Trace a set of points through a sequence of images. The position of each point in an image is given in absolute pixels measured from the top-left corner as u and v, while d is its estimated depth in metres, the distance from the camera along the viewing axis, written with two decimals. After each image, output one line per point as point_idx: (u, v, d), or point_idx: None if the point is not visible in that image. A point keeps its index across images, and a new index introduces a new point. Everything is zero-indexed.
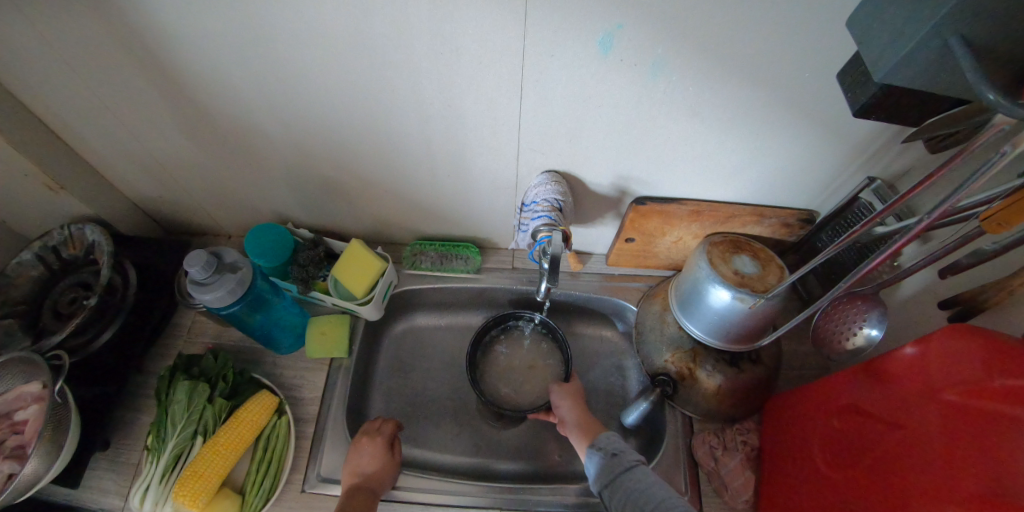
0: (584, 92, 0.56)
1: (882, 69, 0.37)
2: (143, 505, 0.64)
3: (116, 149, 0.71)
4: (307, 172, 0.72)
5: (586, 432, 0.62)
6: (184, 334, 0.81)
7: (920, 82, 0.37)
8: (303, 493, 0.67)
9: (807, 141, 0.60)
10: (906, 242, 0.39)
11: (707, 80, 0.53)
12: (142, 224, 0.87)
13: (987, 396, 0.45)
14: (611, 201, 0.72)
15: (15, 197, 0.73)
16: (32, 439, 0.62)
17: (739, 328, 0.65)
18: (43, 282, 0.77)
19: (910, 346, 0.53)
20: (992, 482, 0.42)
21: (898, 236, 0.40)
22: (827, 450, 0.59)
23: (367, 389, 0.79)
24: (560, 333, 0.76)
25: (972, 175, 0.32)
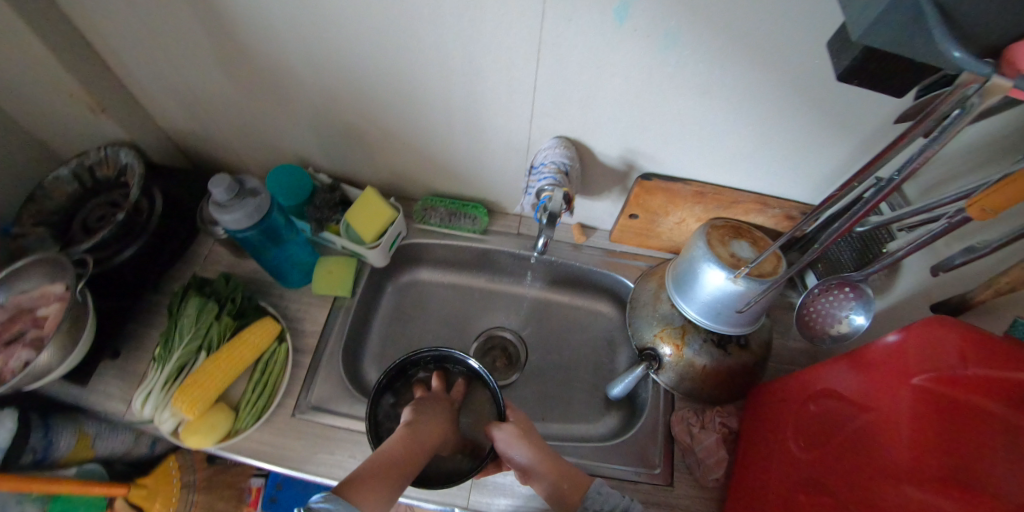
0: (598, 59, 0.58)
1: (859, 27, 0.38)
2: (144, 408, 0.67)
3: (156, 79, 0.75)
4: (332, 117, 0.75)
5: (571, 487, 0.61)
6: (201, 261, 0.85)
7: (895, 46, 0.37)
8: (292, 418, 0.70)
9: (815, 133, 0.61)
10: (881, 200, 0.43)
11: (718, 58, 0.54)
12: (172, 155, 0.92)
13: (961, 384, 0.46)
14: (618, 174, 0.74)
15: (60, 113, 0.78)
16: (51, 332, 0.67)
17: (730, 310, 0.66)
18: (77, 198, 0.81)
19: (891, 334, 0.53)
20: (961, 468, 0.42)
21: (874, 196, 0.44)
22: (801, 433, 0.60)
23: (365, 331, 0.83)
24: (491, 384, 0.65)
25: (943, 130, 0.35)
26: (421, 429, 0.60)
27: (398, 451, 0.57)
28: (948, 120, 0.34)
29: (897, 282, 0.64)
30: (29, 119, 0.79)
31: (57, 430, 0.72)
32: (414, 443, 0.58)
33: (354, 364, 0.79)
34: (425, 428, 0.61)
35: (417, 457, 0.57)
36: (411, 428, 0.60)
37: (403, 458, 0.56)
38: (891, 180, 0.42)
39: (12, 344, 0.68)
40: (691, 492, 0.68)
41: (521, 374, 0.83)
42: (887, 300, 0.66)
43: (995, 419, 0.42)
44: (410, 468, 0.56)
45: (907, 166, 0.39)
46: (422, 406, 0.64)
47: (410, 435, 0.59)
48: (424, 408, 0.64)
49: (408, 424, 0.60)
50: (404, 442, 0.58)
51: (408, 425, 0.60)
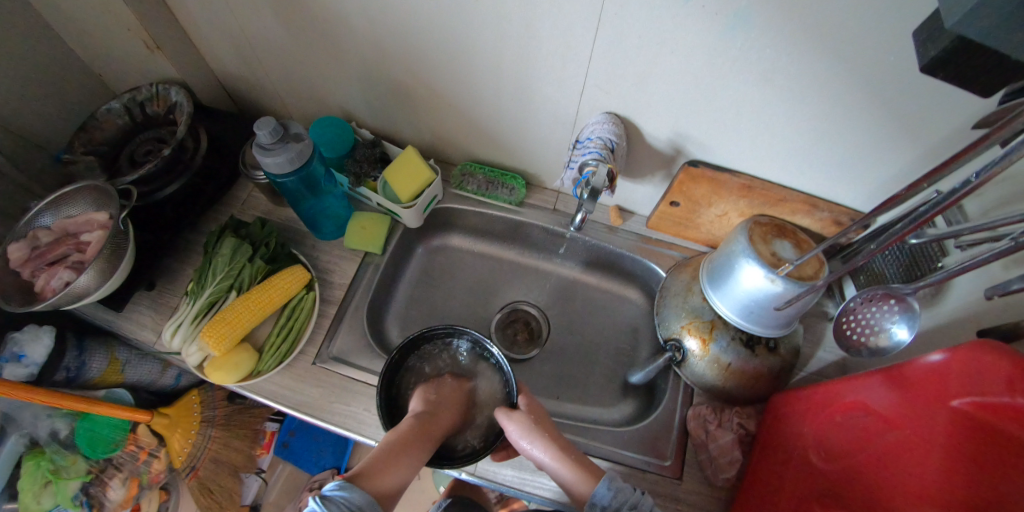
0: (659, 34, 0.55)
1: (955, 14, 0.34)
2: (173, 339, 0.70)
3: (208, 20, 0.75)
4: (380, 72, 0.74)
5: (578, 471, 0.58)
6: (238, 205, 0.87)
7: (993, 41, 0.33)
8: (313, 366, 0.72)
9: (883, 136, 0.57)
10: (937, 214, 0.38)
11: (787, 45, 0.51)
12: (220, 97, 0.92)
13: (1008, 413, 0.41)
14: (664, 158, 0.72)
15: (116, 46, 0.79)
16: (92, 257, 0.68)
17: (764, 311, 0.64)
18: (126, 131, 0.83)
19: (935, 352, 0.49)
20: (991, 501, 0.40)
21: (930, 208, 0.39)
22: (821, 442, 0.57)
23: (391, 291, 0.84)
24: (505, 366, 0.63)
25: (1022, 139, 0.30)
26: (433, 417, 0.60)
27: (410, 437, 0.57)
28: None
29: (945, 300, 0.61)
30: (86, 48, 0.81)
31: (90, 352, 0.74)
32: (426, 429, 0.58)
33: (377, 321, 0.80)
34: (436, 416, 0.60)
35: (428, 443, 0.57)
36: (423, 415, 0.59)
37: (414, 444, 0.56)
38: (959, 188, 0.36)
39: (55, 264, 0.69)
40: (699, 489, 0.67)
41: (540, 351, 0.84)
42: (933, 319, 0.63)
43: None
44: (421, 454, 0.56)
45: (984, 168, 0.33)
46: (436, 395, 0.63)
47: (421, 423, 0.58)
48: (437, 396, 0.62)
49: (420, 411, 0.60)
50: (415, 429, 0.57)
51: (420, 413, 0.59)
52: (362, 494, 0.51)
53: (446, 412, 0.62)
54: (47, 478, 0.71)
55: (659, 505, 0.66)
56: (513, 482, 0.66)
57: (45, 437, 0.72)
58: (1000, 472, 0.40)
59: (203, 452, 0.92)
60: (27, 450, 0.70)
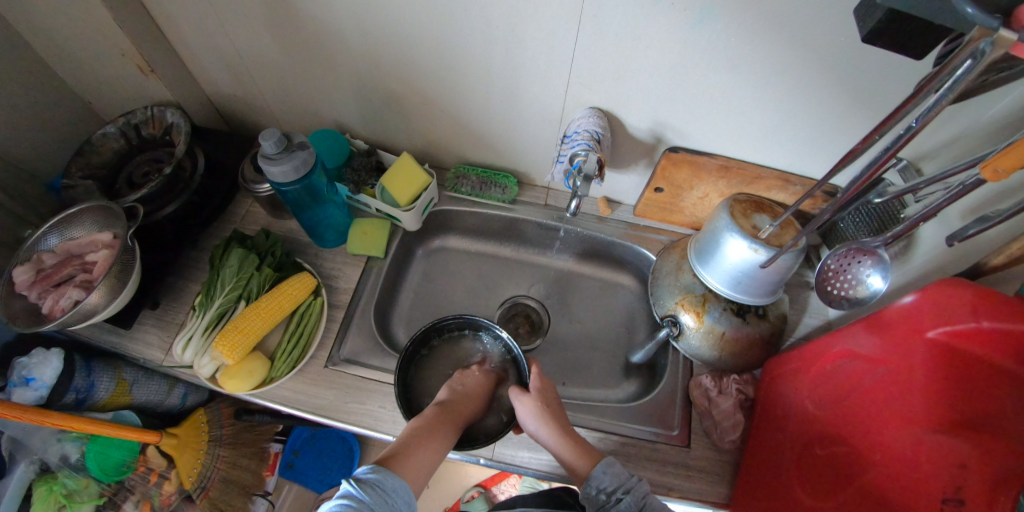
0: (635, 30, 0.60)
1: None
2: (184, 353, 0.70)
3: (204, 42, 0.78)
4: (375, 83, 0.78)
5: (580, 452, 0.60)
6: (239, 219, 0.88)
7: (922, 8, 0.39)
8: (325, 369, 0.73)
9: (841, 111, 0.63)
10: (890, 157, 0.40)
11: (750, 32, 0.57)
12: (212, 118, 0.95)
13: (978, 338, 0.46)
14: (646, 146, 0.77)
15: (112, 71, 0.81)
16: (100, 275, 0.69)
17: (751, 280, 0.68)
18: (122, 154, 0.84)
19: (908, 295, 0.54)
20: (978, 412, 0.44)
21: (882, 153, 0.41)
22: (814, 393, 0.61)
23: (395, 293, 0.87)
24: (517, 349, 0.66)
25: (952, 81, 0.34)
26: (455, 405, 0.62)
27: (435, 423, 0.59)
28: (958, 72, 0.33)
29: (912, 257, 0.67)
30: (80, 76, 0.83)
31: (98, 373, 0.74)
32: (449, 416, 0.60)
33: (384, 322, 0.83)
34: (458, 402, 0.62)
35: (453, 428, 0.59)
36: (445, 404, 0.62)
37: (440, 429, 0.58)
38: (901, 134, 0.39)
39: (62, 285, 0.70)
40: (707, 454, 0.71)
41: (543, 340, 0.87)
42: (904, 276, 0.68)
43: (1012, 374, 0.43)
44: (447, 438, 0.58)
45: (921, 114, 0.36)
46: (456, 383, 0.65)
47: (444, 411, 0.61)
48: (457, 384, 0.64)
49: (441, 401, 0.62)
50: (438, 416, 0.60)
51: (442, 402, 0.62)
52: (394, 477, 0.52)
53: (468, 396, 0.63)
54: (60, 503, 0.72)
55: (671, 472, 0.69)
56: (531, 464, 0.68)
57: (56, 462, 0.74)
58: (981, 390, 0.45)
59: (213, 471, 0.91)
60: (37, 476, 0.72)
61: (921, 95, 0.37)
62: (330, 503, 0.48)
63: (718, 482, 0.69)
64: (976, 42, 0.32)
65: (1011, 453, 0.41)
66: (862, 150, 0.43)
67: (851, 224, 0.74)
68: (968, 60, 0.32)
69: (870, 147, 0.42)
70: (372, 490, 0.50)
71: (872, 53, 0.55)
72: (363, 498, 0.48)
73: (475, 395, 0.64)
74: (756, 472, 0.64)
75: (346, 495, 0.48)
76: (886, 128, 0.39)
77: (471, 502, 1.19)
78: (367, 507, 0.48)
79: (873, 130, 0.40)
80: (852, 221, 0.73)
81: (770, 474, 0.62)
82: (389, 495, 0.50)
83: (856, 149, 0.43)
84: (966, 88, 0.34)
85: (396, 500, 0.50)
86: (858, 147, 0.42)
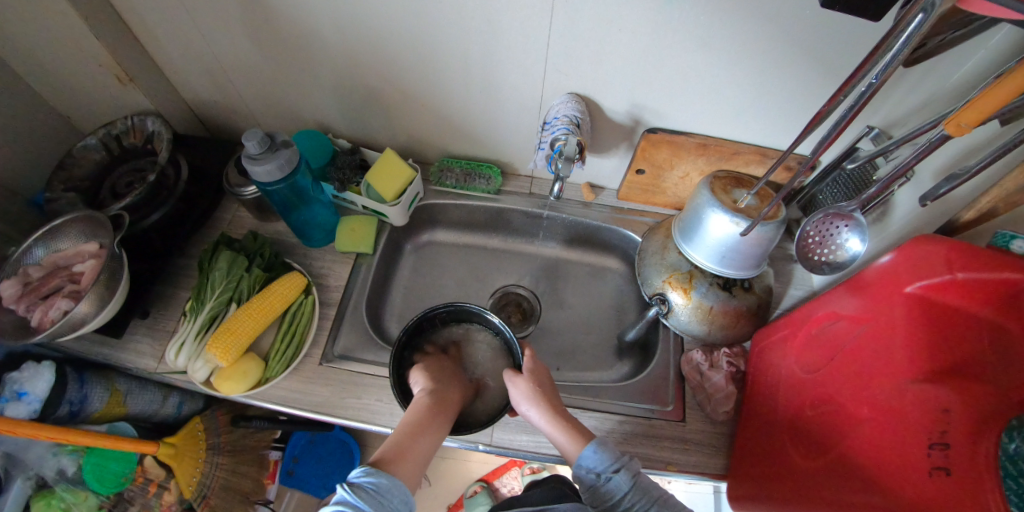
0: (607, 14, 0.61)
1: None
2: (177, 359, 0.70)
3: (181, 49, 0.78)
4: (355, 81, 0.79)
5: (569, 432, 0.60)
6: (226, 224, 0.89)
7: None
8: (321, 366, 0.74)
9: (811, 83, 0.64)
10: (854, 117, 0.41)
11: (719, 10, 0.58)
12: (194, 125, 0.95)
13: (953, 288, 0.47)
14: (625, 129, 0.78)
15: (89, 83, 0.81)
16: (88, 285, 0.68)
17: (736, 254, 0.69)
18: (104, 166, 0.84)
19: (886, 255, 0.54)
20: (961, 359, 0.45)
21: (846, 114, 0.42)
22: (804, 358, 0.61)
23: (385, 289, 0.89)
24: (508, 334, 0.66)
25: (907, 35, 0.35)
26: (442, 393, 0.61)
27: (425, 417, 0.59)
28: (911, 26, 0.34)
29: (889, 222, 0.69)
30: (57, 89, 0.83)
31: (91, 384, 0.73)
32: (439, 407, 0.60)
33: (376, 317, 0.84)
34: (445, 391, 0.61)
35: (443, 420, 0.60)
36: (431, 392, 0.61)
37: (432, 423, 0.59)
38: (863, 92, 0.40)
39: (50, 296, 0.69)
40: (702, 428, 0.72)
41: (535, 327, 0.89)
42: (883, 241, 0.70)
43: (986, 322, 0.45)
44: (438, 430, 0.59)
45: (880, 71, 0.38)
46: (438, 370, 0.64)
47: (432, 402, 0.60)
48: (439, 372, 0.64)
49: (428, 390, 0.61)
50: (428, 409, 0.59)
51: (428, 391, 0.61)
52: (388, 478, 0.52)
53: (453, 384, 0.63)
54: None
55: (668, 447, 0.70)
56: (529, 446, 0.69)
57: (53, 476, 0.73)
58: (962, 338, 0.46)
59: (213, 479, 0.91)
60: (35, 492, 0.72)
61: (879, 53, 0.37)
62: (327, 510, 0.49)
63: (714, 453, 0.70)
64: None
65: (994, 396, 0.41)
66: (827, 112, 0.44)
67: (829, 194, 0.76)
68: (919, 14, 0.33)
69: (835, 109, 0.43)
70: (368, 495, 0.50)
71: (836, 24, 0.56)
72: (359, 504, 0.49)
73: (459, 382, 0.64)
74: (752, 441, 0.65)
75: (342, 501, 0.49)
76: (847, 89, 0.41)
77: (474, 497, 1.19)
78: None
79: (836, 91, 0.41)
80: (830, 191, 0.76)
81: (765, 441, 0.63)
82: (385, 496, 0.51)
83: (822, 112, 0.44)
84: (919, 42, 0.35)
85: (391, 501, 0.51)
86: (824, 110, 0.44)
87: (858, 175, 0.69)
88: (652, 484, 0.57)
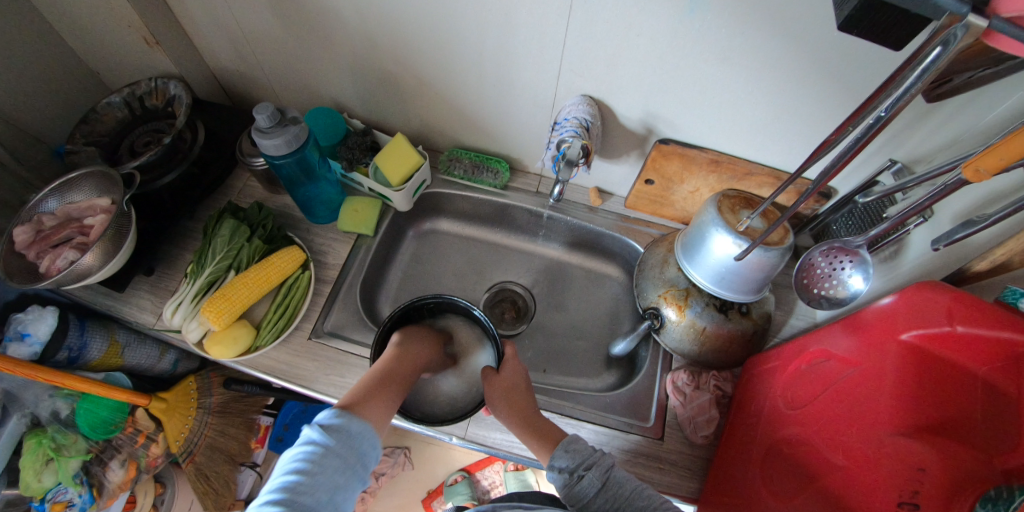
0: (626, 20, 0.60)
1: None
2: (173, 317, 0.72)
3: (208, 18, 0.79)
4: (373, 65, 0.79)
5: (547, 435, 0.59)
6: (235, 192, 0.90)
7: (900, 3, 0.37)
8: (308, 341, 0.75)
9: (832, 110, 0.62)
10: (858, 151, 0.40)
11: (739, 24, 0.56)
12: (215, 92, 0.97)
13: (950, 342, 0.45)
14: (637, 137, 0.77)
15: (119, 43, 0.83)
16: (95, 238, 0.71)
17: (737, 277, 0.66)
18: (125, 124, 0.86)
19: (887, 296, 0.52)
20: (945, 417, 0.43)
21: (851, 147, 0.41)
22: (786, 392, 0.60)
23: (383, 272, 0.90)
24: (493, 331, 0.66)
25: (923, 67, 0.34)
26: (411, 347, 0.61)
27: (391, 369, 0.58)
28: (927, 59, 0.33)
29: (900, 262, 0.66)
30: (85, 43, 0.85)
31: (91, 333, 0.76)
32: (405, 362, 0.59)
33: (369, 299, 0.85)
34: (413, 347, 0.61)
35: (412, 371, 0.60)
36: (401, 346, 0.61)
37: (398, 375, 0.58)
38: (870, 126, 0.38)
39: (59, 246, 0.72)
40: (679, 448, 0.71)
41: (527, 326, 0.89)
42: (891, 280, 0.67)
43: (980, 381, 0.42)
44: (406, 382, 0.58)
45: (892, 103, 0.36)
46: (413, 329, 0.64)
47: (401, 355, 0.60)
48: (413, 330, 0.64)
49: (397, 344, 0.61)
50: (396, 361, 0.59)
51: (398, 343, 0.61)
52: (357, 420, 0.52)
53: (425, 342, 0.63)
54: (48, 456, 0.76)
55: (642, 463, 0.69)
56: (502, 445, 0.69)
57: (47, 417, 0.77)
58: (950, 396, 0.44)
59: (199, 437, 0.96)
60: (28, 430, 0.76)
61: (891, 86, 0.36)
62: (296, 449, 0.49)
63: (688, 475, 0.69)
64: (947, 27, 0.31)
65: (978, 461, 0.39)
66: (834, 141, 0.42)
67: (843, 226, 0.74)
68: (939, 46, 0.32)
69: (842, 139, 0.42)
70: (336, 435, 0.50)
71: (861, 53, 0.54)
72: (327, 443, 0.49)
73: (431, 340, 0.65)
74: (725, 469, 0.64)
75: (311, 441, 0.49)
76: (855, 120, 0.39)
77: (454, 486, 1.20)
78: (331, 454, 0.48)
79: (844, 121, 0.40)
80: (844, 222, 0.73)
81: (736, 469, 0.62)
82: (354, 439, 0.50)
83: (828, 140, 0.43)
84: (936, 76, 0.34)
85: (362, 444, 0.51)
86: (830, 138, 0.42)
87: (876, 211, 0.67)
88: (627, 478, 0.54)
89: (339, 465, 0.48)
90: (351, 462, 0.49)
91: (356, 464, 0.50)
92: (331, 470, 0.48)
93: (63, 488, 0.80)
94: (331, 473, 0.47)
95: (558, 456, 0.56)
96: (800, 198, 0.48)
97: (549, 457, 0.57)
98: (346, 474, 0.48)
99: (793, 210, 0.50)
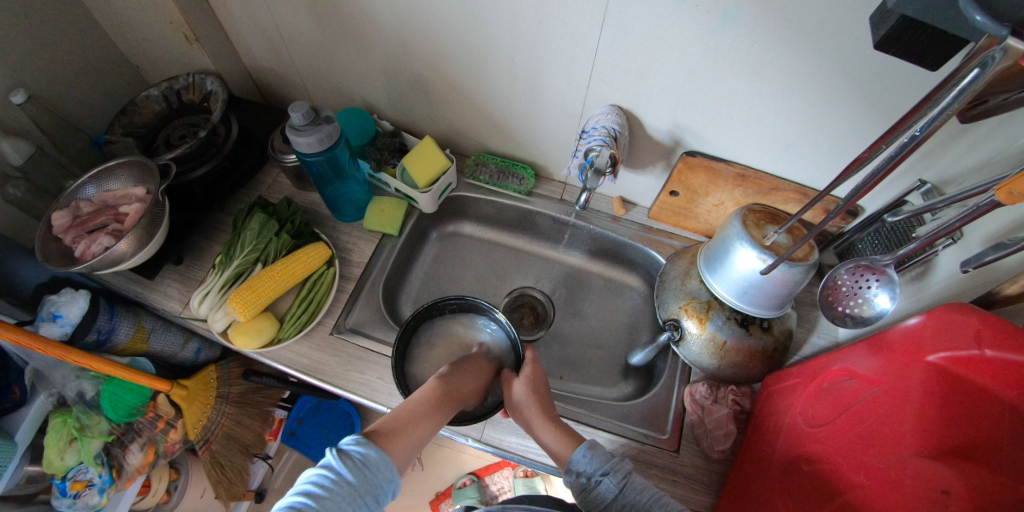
0: (657, 31, 0.60)
1: None
2: (200, 307, 0.74)
3: (247, 18, 0.82)
4: (404, 69, 0.81)
5: (563, 436, 0.59)
6: (265, 187, 0.92)
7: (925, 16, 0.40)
8: (330, 336, 0.76)
9: (864, 128, 0.62)
10: (890, 169, 0.40)
11: (771, 39, 0.56)
12: (249, 89, 0.99)
13: (975, 364, 0.44)
14: (664, 148, 0.77)
15: (161, 39, 0.86)
16: (130, 226, 0.73)
17: (760, 292, 0.65)
18: (162, 117, 0.89)
19: (914, 317, 0.51)
20: (969, 442, 0.42)
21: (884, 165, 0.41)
22: (808, 409, 0.59)
23: (405, 272, 0.91)
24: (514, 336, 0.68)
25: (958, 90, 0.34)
26: (458, 379, 0.61)
27: (434, 398, 0.57)
28: (965, 79, 0.33)
29: (928, 283, 0.65)
30: (129, 38, 0.88)
31: (119, 317, 0.78)
32: (448, 393, 0.59)
33: (390, 298, 0.86)
34: (458, 382, 0.60)
35: (453, 404, 0.58)
36: (449, 378, 0.60)
37: (439, 407, 0.57)
38: (905, 144, 0.38)
39: (94, 231, 0.74)
40: (695, 462, 0.71)
41: (545, 332, 0.89)
42: (918, 301, 0.66)
43: (1008, 408, 0.41)
44: (446, 414, 0.57)
45: (927, 122, 0.36)
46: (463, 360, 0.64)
47: (447, 385, 0.59)
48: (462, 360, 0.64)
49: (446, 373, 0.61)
50: (439, 392, 0.58)
51: (445, 374, 0.60)
52: (379, 453, 0.49)
53: (472, 373, 0.63)
54: (72, 435, 0.79)
55: (656, 475, 0.69)
56: (517, 449, 0.69)
57: (72, 396, 0.79)
58: (978, 421, 0.43)
59: (216, 426, 0.97)
60: (54, 409, 0.79)
61: (927, 106, 0.36)
62: (312, 471, 0.47)
63: (703, 490, 0.69)
64: (985, 49, 0.32)
65: (1003, 486, 0.38)
66: (868, 159, 0.43)
67: (869, 246, 0.73)
68: (977, 67, 0.32)
69: (875, 157, 0.42)
70: (354, 464, 0.47)
71: (894, 73, 0.54)
72: (342, 472, 0.46)
73: (479, 373, 0.64)
74: (742, 485, 0.63)
75: (327, 466, 0.47)
76: (891, 137, 0.40)
77: (462, 489, 1.20)
78: (345, 484, 0.46)
79: (879, 138, 0.41)
80: (871, 242, 0.73)
81: (754, 485, 0.61)
82: (371, 470, 0.48)
83: (862, 157, 0.43)
84: (972, 98, 0.34)
85: (378, 477, 0.48)
86: (863, 156, 0.43)
87: (905, 231, 0.66)
88: (645, 485, 0.53)
89: (350, 497, 0.45)
90: (364, 495, 0.46)
91: (369, 497, 0.46)
92: (343, 502, 0.45)
93: (84, 468, 0.81)
94: (341, 503, 0.45)
95: (575, 460, 0.56)
96: (828, 216, 0.48)
97: (566, 462, 0.57)
98: (356, 508, 0.45)
99: (819, 227, 0.51)
